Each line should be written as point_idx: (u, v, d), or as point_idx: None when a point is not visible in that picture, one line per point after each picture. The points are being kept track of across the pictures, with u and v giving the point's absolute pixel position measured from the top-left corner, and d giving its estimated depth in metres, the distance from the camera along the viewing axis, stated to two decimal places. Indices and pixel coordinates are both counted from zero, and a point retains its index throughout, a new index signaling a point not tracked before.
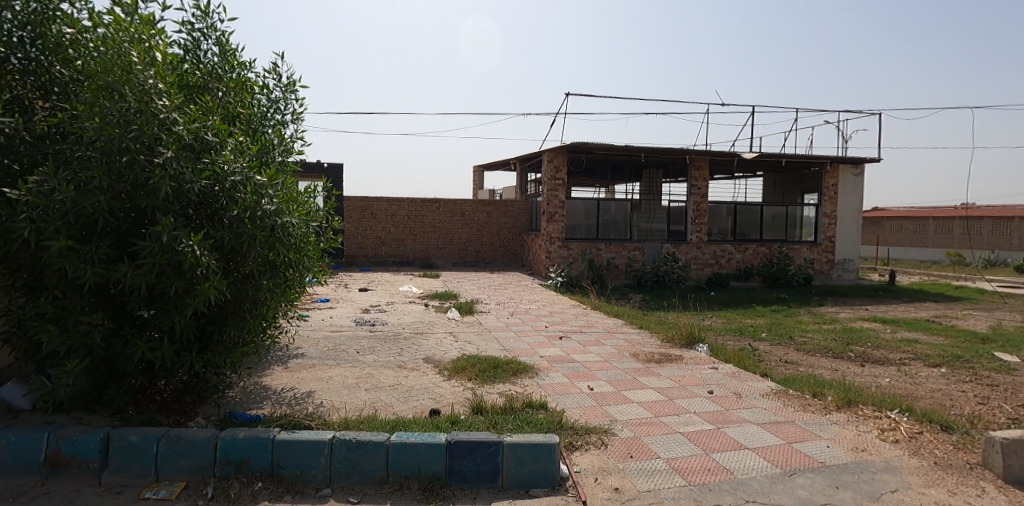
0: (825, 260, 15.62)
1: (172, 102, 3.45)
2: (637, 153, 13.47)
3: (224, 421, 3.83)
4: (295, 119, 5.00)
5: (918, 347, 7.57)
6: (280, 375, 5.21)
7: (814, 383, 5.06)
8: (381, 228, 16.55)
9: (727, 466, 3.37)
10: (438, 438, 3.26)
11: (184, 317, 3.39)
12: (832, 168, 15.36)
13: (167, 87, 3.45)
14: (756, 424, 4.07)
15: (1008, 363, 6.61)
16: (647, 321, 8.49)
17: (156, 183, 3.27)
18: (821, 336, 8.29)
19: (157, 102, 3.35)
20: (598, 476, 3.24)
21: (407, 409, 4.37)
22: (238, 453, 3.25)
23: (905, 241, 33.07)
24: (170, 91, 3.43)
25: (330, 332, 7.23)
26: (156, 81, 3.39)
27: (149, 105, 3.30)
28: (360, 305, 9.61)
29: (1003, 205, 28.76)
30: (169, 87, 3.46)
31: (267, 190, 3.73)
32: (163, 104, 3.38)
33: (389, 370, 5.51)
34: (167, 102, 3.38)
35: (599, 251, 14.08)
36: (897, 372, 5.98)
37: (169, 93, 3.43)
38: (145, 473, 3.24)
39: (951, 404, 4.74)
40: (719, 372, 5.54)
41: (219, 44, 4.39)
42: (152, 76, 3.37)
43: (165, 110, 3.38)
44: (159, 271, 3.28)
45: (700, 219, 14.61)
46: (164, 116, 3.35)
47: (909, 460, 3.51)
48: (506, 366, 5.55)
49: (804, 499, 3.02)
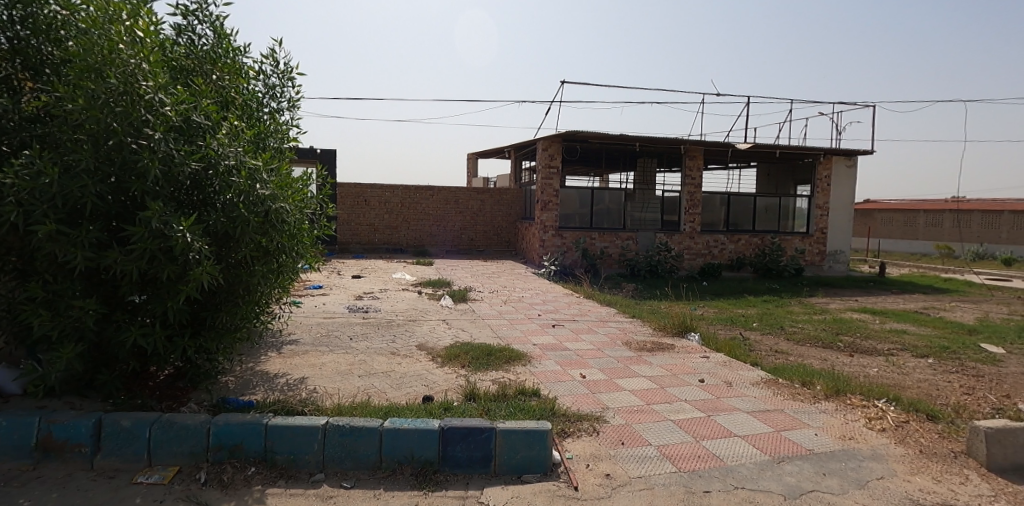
0: (817, 251, 15.74)
1: (159, 84, 3.40)
2: (632, 142, 13.42)
3: (217, 406, 3.83)
4: (291, 105, 4.94)
5: (907, 337, 7.68)
6: (274, 360, 5.22)
7: (803, 372, 5.12)
8: (374, 215, 16.49)
9: (717, 453, 3.41)
10: (431, 424, 3.27)
11: (177, 303, 3.36)
12: (825, 159, 15.40)
13: (152, 67, 3.41)
14: (746, 412, 4.12)
15: (993, 354, 6.72)
16: (639, 310, 8.54)
17: (145, 165, 3.23)
18: (811, 326, 8.37)
19: (143, 83, 3.31)
20: (590, 463, 3.27)
21: (400, 395, 4.39)
22: (231, 438, 3.25)
23: (896, 232, 33.26)
24: (156, 72, 3.39)
25: (323, 319, 7.23)
26: (141, 61, 3.34)
27: (134, 87, 3.26)
28: (354, 292, 9.61)
29: (992, 200, 29.40)
30: (156, 69, 3.41)
31: (261, 175, 3.70)
32: (149, 85, 3.33)
33: (382, 357, 5.52)
34: (153, 84, 3.33)
35: (593, 240, 14.10)
36: (885, 362, 6.06)
37: (154, 74, 3.39)
38: (138, 458, 3.24)
39: (937, 394, 4.81)
40: (710, 361, 5.60)
41: (213, 28, 4.32)
42: (137, 56, 3.32)
43: (151, 91, 3.34)
44: (151, 256, 3.25)
45: (694, 209, 14.63)
46: (150, 98, 3.31)
47: (895, 448, 3.57)
48: (499, 354, 5.58)
49: (792, 485, 3.06)
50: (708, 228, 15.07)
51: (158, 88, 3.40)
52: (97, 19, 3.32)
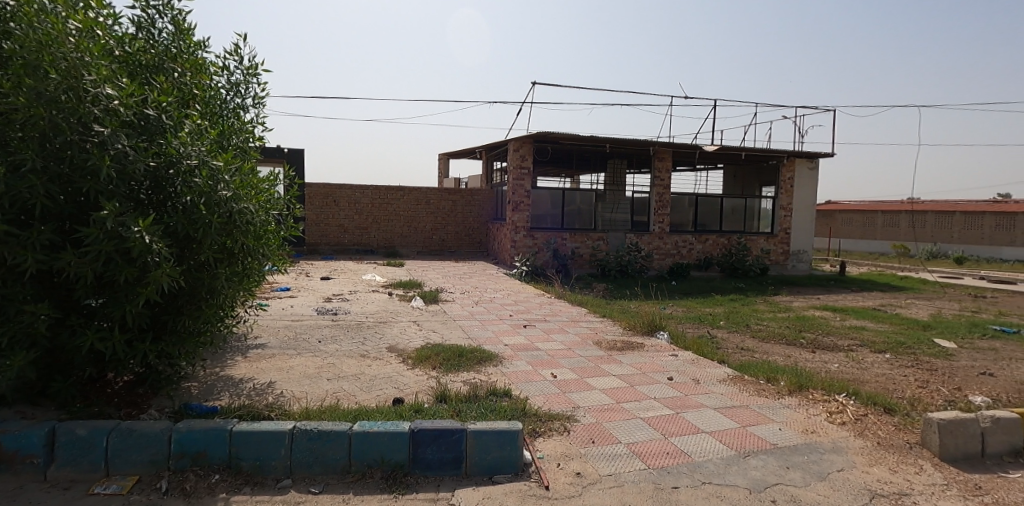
0: (781, 251, 16.17)
1: (103, 77, 3.28)
2: (602, 143, 13.55)
3: (179, 412, 3.72)
4: (257, 103, 4.82)
5: (866, 334, 7.96)
6: (239, 364, 5.10)
7: (768, 369, 5.25)
8: (344, 216, 16.26)
9: (685, 450, 3.47)
10: (401, 426, 3.25)
11: (136, 306, 3.25)
12: (788, 161, 15.83)
13: (98, 61, 3.28)
14: (713, 409, 4.20)
15: (945, 349, 7.01)
16: (609, 310, 8.63)
17: (96, 164, 3.12)
18: (775, 323, 8.60)
19: (88, 77, 3.18)
20: (561, 462, 3.29)
21: (370, 398, 4.34)
22: (194, 445, 3.16)
23: (856, 233, 34.43)
24: (102, 66, 3.26)
25: (290, 321, 7.08)
26: (85, 55, 3.21)
27: (79, 81, 3.13)
28: (322, 294, 9.45)
29: (944, 203, 31.20)
30: (102, 63, 3.28)
31: (223, 175, 3.60)
32: (95, 79, 3.20)
33: (352, 359, 5.45)
34: (97, 78, 3.20)
35: (564, 240, 14.17)
36: (845, 358, 6.26)
37: (100, 68, 3.26)
38: (95, 468, 3.13)
39: (893, 388, 5.00)
40: (679, 359, 5.69)
41: (174, 23, 4.19)
42: (80, 49, 3.19)
43: (97, 87, 3.21)
44: (106, 258, 3.14)
45: (663, 210, 14.86)
46: (97, 93, 3.18)
47: (855, 441, 3.69)
48: (470, 354, 5.57)
49: (758, 479, 3.13)
50: (677, 228, 15.32)
51: (105, 83, 3.27)
52: (33, 9, 3.16)
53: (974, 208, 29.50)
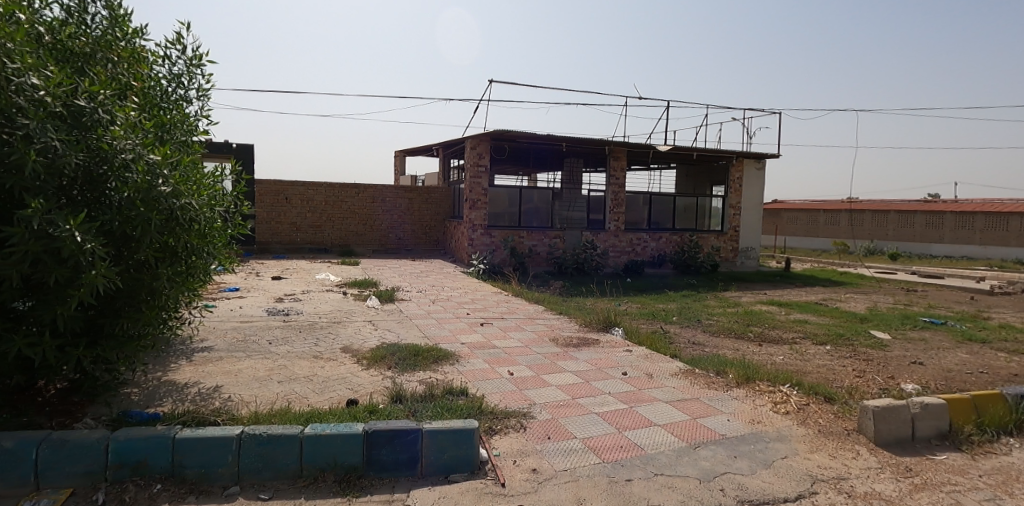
0: (731, 248, 16.71)
1: (28, 65, 3.07)
2: (558, 142, 13.66)
3: (117, 420, 3.54)
4: (201, 95, 4.63)
5: (808, 327, 8.33)
6: (183, 368, 4.89)
7: (717, 362, 5.42)
8: (296, 214, 15.82)
9: (638, 443, 3.54)
10: (354, 428, 3.19)
11: (68, 309, 3.07)
12: (737, 161, 16.37)
13: (22, 47, 3.08)
14: (665, 402, 4.30)
15: (881, 340, 7.42)
16: (565, 307, 8.72)
17: (20, 158, 2.92)
18: (725, 318, 8.88)
19: (10, 65, 2.98)
20: (517, 458, 3.30)
21: (323, 400, 4.24)
22: (134, 454, 3.01)
23: (800, 231, 35.93)
24: (26, 52, 3.06)
25: (239, 323, 6.84)
26: (5, 41, 3.00)
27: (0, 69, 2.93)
28: (274, 294, 9.18)
29: (879, 203, 32.95)
30: (26, 49, 3.08)
31: (162, 170, 3.44)
32: (17, 67, 3.00)
33: (304, 361, 5.31)
34: (20, 66, 3.00)
35: (521, 238, 14.23)
36: (789, 350, 6.53)
37: (24, 55, 3.06)
38: (25, 482, 2.94)
39: (833, 378, 5.24)
40: (632, 355, 5.81)
41: (109, 9, 3.97)
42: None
43: (21, 75, 3.01)
44: (34, 258, 2.95)
45: (618, 209, 15.12)
46: (21, 82, 2.98)
47: (798, 429, 3.85)
48: (426, 354, 5.52)
49: (707, 469, 3.23)
50: (631, 226, 15.61)
51: (30, 71, 3.07)
52: None
53: (906, 207, 31.28)
